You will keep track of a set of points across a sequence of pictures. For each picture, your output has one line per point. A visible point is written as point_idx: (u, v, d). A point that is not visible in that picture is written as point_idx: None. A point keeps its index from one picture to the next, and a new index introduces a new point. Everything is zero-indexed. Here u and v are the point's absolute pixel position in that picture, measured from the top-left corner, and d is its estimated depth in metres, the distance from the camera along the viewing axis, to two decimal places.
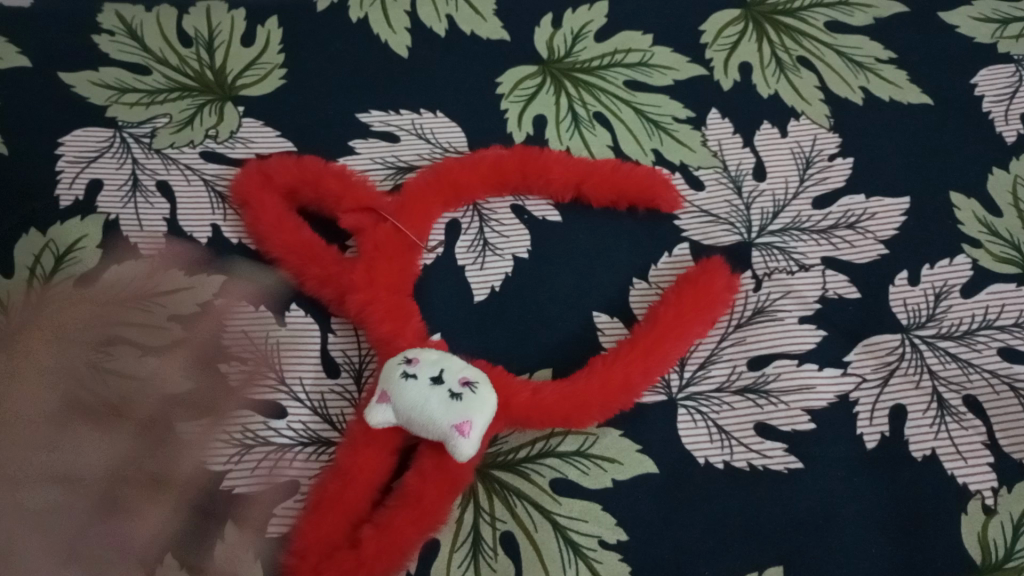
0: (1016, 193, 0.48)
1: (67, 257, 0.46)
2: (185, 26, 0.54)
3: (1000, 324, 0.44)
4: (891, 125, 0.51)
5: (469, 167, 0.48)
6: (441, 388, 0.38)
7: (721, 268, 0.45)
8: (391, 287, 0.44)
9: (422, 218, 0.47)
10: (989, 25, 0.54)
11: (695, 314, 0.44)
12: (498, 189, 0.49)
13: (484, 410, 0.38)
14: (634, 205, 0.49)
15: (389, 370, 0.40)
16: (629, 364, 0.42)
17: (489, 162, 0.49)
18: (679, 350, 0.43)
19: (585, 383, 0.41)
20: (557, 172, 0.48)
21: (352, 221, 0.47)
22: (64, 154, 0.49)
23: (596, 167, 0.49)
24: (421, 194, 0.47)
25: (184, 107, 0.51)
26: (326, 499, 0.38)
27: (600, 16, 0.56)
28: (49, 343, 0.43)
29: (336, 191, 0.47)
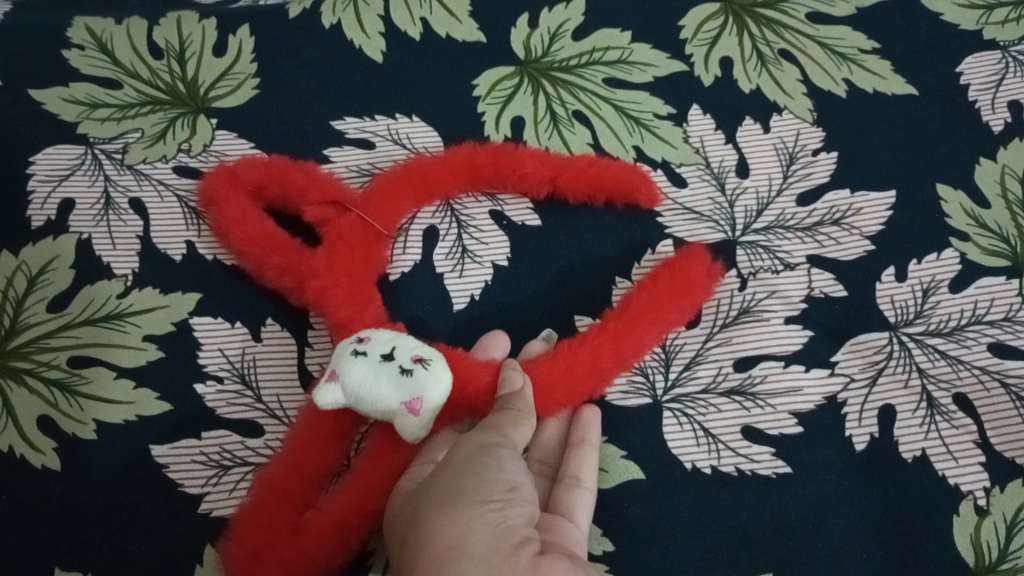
0: (1004, 184, 0.47)
1: (40, 279, 0.45)
2: (156, 38, 0.54)
3: (990, 319, 0.43)
4: (876, 117, 0.50)
5: (440, 158, 0.48)
6: (391, 365, 0.38)
7: (700, 252, 0.45)
8: (354, 276, 0.44)
9: (387, 209, 0.47)
10: (974, 12, 0.53)
11: (669, 300, 0.43)
12: (468, 181, 0.48)
13: (436, 387, 0.38)
14: (606, 197, 0.47)
15: (340, 349, 0.39)
16: (597, 350, 0.41)
17: (461, 158, 0.48)
18: (652, 341, 0.43)
19: (550, 365, 0.41)
20: (531, 168, 0.47)
21: (318, 212, 0.46)
22: (36, 173, 0.48)
23: (570, 160, 0.48)
24: (390, 185, 0.47)
25: (156, 120, 0.50)
26: (271, 484, 0.38)
27: (577, 14, 0.55)
28: (22, 367, 0.43)
29: (305, 182, 0.47)
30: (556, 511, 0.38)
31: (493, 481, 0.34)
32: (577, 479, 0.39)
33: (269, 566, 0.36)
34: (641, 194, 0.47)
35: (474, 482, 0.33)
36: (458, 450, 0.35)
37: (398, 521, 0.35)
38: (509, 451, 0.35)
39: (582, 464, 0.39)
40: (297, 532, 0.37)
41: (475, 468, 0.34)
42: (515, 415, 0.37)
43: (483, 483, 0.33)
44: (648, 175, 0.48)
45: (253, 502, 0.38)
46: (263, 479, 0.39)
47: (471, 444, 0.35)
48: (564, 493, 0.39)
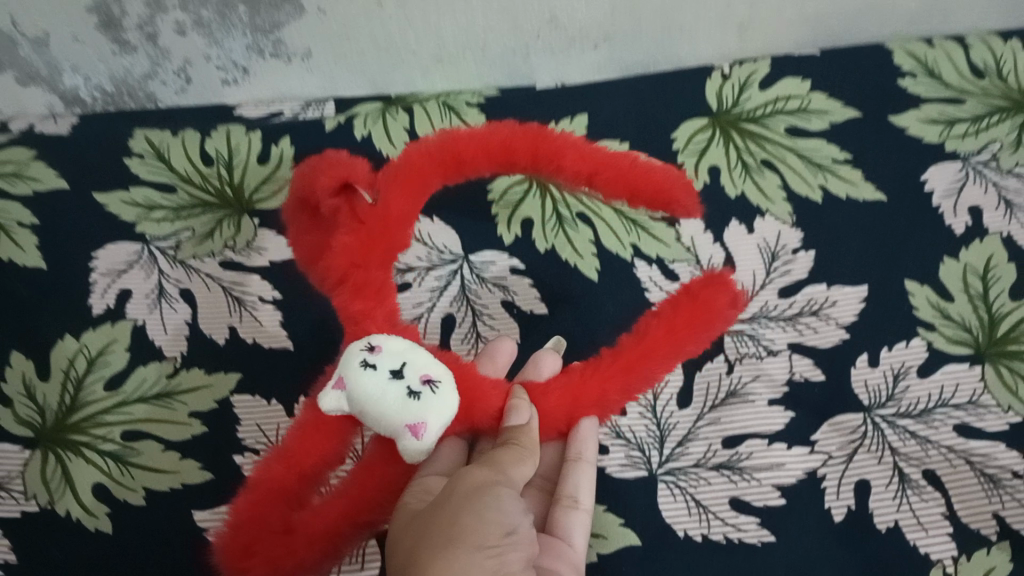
0: (966, 280, 0.52)
1: (99, 361, 0.50)
2: (207, 148, 0.60)
3: (955, 402, 0.48)
4: (849, 220, 0.55)
5: (470, 142, 0.49)
6: (400, 386, 0.38)
7: (728, 285, 0.48)
8: (369, 270, 0.45)
9: (414, 189, 0.48)
10: (936, 126, 0.59)
11: (689, 326, 0.46)
12: (501, 163, 0.50)
13: (439, 411, 0.39)
14: (636, 195, 0.51)
15: (350, 356, 0.39)
16: (605, 382, 0.44)
17: (499, 142, 0.50)
18: (669, 354, 0.45)
19: (557, 395, 0.44)
20: (567, 161, 0.50)
21: (344, 202, 0.47)
22: (98, 267, 0.54)
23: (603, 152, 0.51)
24: (422, 168, 0.49)
25: (205, 220, 0.56)
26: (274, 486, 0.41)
27: (581, 128, 0.61)
28: (81, 441, 0.48)
29: (336, 170, 0.47)
30: (556, 533, 0.43)
31: (492, 524, 0.37)
32: (575, 501, 0.44)
33: (262, 562, 0.39)
34: (676, 202, 0.51)
35: (474, 524, 0.37)
36: (459, 489, 0.39)
37: (394, 546, 0.38)
38: (510, 495, 0.39)
39: (580, 485, 0.44)
40: (292, 531, 0.40)
41: (475, 510, 0.37)
42: (516, 452, 0.41)
43: (483, 524, 0.37)
44: (682, 176, 0.52)
45: (250, 501, 0.41)
46: (263, 477, 0.41)
47: (471, 486, 0.39)
48: (561, 517, 0.44)
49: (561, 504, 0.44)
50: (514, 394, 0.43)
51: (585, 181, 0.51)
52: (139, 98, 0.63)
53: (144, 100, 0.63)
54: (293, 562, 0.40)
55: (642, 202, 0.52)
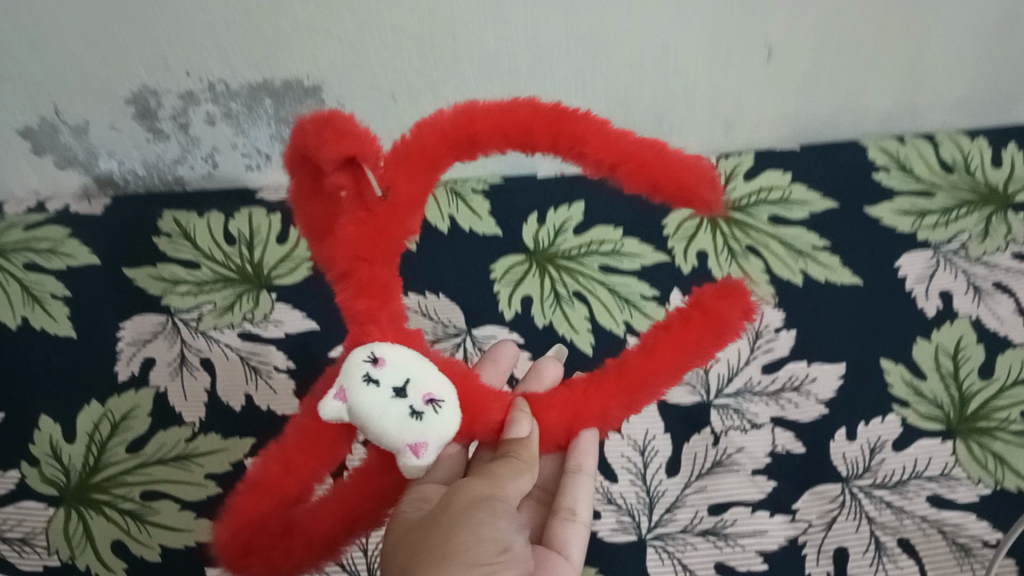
0: (938, 360, 0.56)
1: (122, 424, 0.54)
2: (230, 228, 0.64)
3: (928, 474, 0.51)
4: (829, 303, 0.59)
5: (491, 114, 0.37)
6: (402, 404, 0.33)
7: (738, 295, 0.39)
8: (374, 265, 0.37)
9: (419, 176, 0.37)
10: (908, 217, 0.63)
11: (693, 337, 0.39)
12: (517, 145, 0.37)
13: (442, 430, 0.34)
14: (661, 190, 0.37)
15: (351, 363, 0.34)
16: (606, 398, 0.39)
17: (515, 117, 0.37)
18: (676, 370, 0.39)
19: (558, 407, 0.39)
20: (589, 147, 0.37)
21: (348, 177, 0.36)
22: (124, 337, 0.58)
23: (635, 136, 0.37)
24: (436, 141, 0.37)
25: (226, 294, 0.60)
26: (272, 485, 0.36)
27: (579, 213, 0.65)
28: (102, 499, 0.51)
29: (342, 134, 0.35)
30: (552, 546, 0.42)
31: (490, 545, 0.33)
32: (572, 513, 0.43)
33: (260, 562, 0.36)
34: (696, 197, 0.38)
35: (471, 543, 0.33)
36: (453, 505, 0.35)
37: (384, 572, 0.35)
38: (504, 513, 0.35)
39: (577, 497, 0.43)
40: (291, 533, 0.36)
41: (472, 527, 0.34)
42: (515, 465, 0.37)
43: (479, 544, 0.33)
44: (712, 174, 0.38)
45: (247, 500, 0.35)
46: (262, 473, 0.36)
47: (464, 503, 0.35)
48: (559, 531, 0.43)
49: (560, 516, 0.43)
50: (515, 405, 0.39)
51: (612, 168, 0.37)
52: (168, 182, 0.67)
53: (173, 184, 0.68)
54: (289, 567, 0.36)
55: (663, 198, 0.38)
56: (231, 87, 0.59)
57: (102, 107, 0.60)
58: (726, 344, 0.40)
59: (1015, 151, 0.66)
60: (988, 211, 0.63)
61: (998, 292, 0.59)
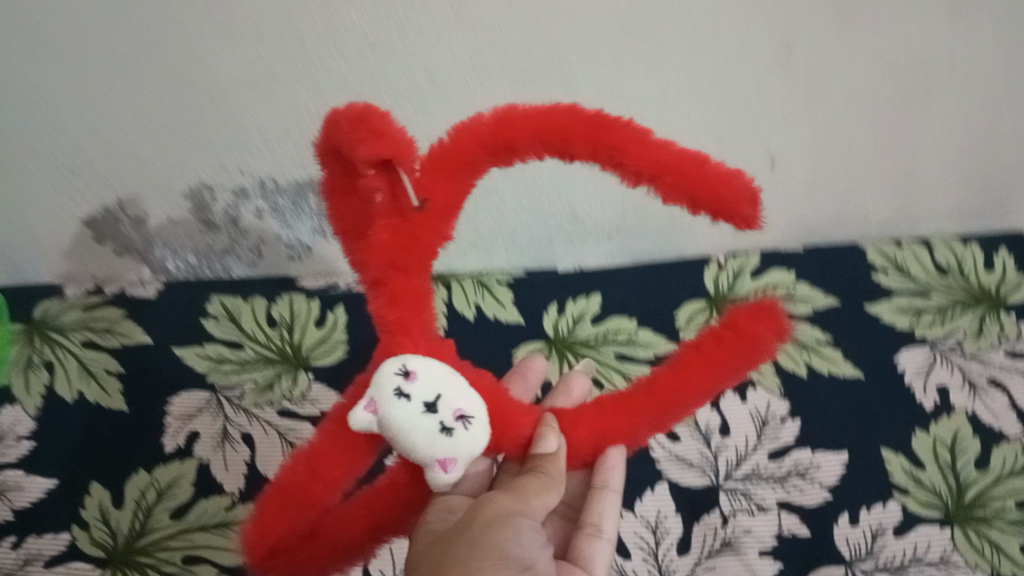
0: (936, 452, 0.59)
1: (166, 492, 0.59)
2: (272, 311, 0.69)
3: (928, 559, 0.55)
4: (831, 394, 0.62)
5: (530, 125, 0.37)
6: (433, 421, 0.34)
7: (772, 317, 0.40)
8: (409, 272, 0.38)
9: (454, 184, 0.38)
10: (906, 315, 0.67)
11: (724, 359, 0.40)
12: (555, 150, 0.37)
13: (471, 447, 0.36)
14: (699, 205, 0.36)
15: (383, 377, 0.35)
16: (635, 417, 0.40)
17: (556, 125, 0.36)
18: (706, 388, 0.40)
19: (587, 424, 0.41)
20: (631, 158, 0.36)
21: (383, 181, 0.36)
22: (172, 411, 0.63)
23: (675, 146, 0.36)
24: (474, 151, 0.37)
25: (267, 373, 0.65)
26: (299, 495, 0.36)
27: (595, 304, 0.70)
28: (146, 562, 0.56)
29: (379, 136, 0.34)
30: (579, 562, 0.46)
31: (512, 561, 0.37)
32: (598, 530, 0.47)
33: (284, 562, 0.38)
34: (735, 214, 0.36)
35: (495, 559, 0.36)
36: (480, 519, 0.38)
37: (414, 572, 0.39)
38: (527, 530, 0.38)
39: (604, 511, 0.47)
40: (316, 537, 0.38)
41: (495, 541, 0.37)
42: (541, 482, 0.39)
43: (503, 560, 0.37)
44: (754, 187, 0.37)
45: (275, 504, 0.36)
46: (290, 482, 0.36)
47: (490, 518, 0.38)
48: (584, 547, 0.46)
49: (585, 532, 0.47)
50: (544, 420, 0.40)
51: (648, 180, 0.36)
52: (216, 270, 0.73)
53: (220, 271, 0.73)
54: (315, 564, 0.39)
55: (704, 211, 0.37)
56: (279, 184, 0.65)
57: (162, 200, 0.67)
58: (754, 365, 0.41)
59: (1006, 257, 0.71)
60: (981, 312, 0.67)
61: (992, 388, 0.62)
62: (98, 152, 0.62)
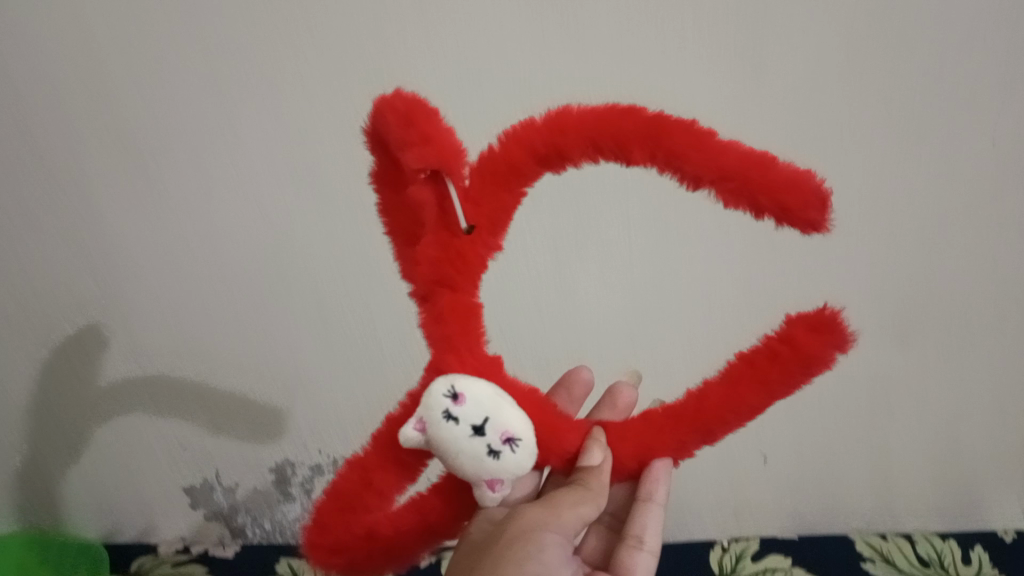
0: None
1: None
2: None
3: None
4: None
5: (584, 126, 0.42)
6: (481, 443, 0.40)
7: (833, 329, 0.41)
8: (454, 288, 0.44)
9: (499, 196, 0.44)
10: None
11: (773, 373, 0.43)
12: (612, 151, 0.42)
13: (517, 467, 0.41)
14: (760, 208, 0.40)
15: (436, 398, 0.41)
16: (677, 431, 0.45)
17: (614, 129, 0.42)
18: (754, 402, 0.43)
19: (632, 436, 0.46)
20: (692, 160, 0.40)
21: (429, 191, 0.43)
22: None
23: (729, 143, 0.40)
24: (527, 156, 0.44)
25: None
26: (346, 500, 0.44)
27: None
28: None
29: (422, 147, 0.41)
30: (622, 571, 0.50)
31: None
32: (640, 541, 0.51)
33: (343, 559, 0.45)
34: (799, 216, 0.39)
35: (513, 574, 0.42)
36: (508, 536, 0.45)
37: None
38: (549, 546, 0.44)
39: (645, 526, 0.50)
40: (373, 538, 0.44)
41: (516, 559, 0.43)
42: (579, 495, 0.44)
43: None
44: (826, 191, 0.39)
45: (330, 505, 0.44)
46: (342, 489, 0.44)
47: (516, 536, 0.44)
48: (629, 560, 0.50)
49: (629, 544, 0.51)
50: (592, 433, 0.45)
51: (701, 182, 0.41)
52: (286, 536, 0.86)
53: (287, 535, 0.85)
54: (374, 559, 0.45)
55: (769, 215, 0.40)
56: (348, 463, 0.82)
57: (247, 472, 0.85)
58: (814, 377, 0.43)
59: (981, 552, 0.79)
60: None
61: None
62: (204, 435, 0.84)
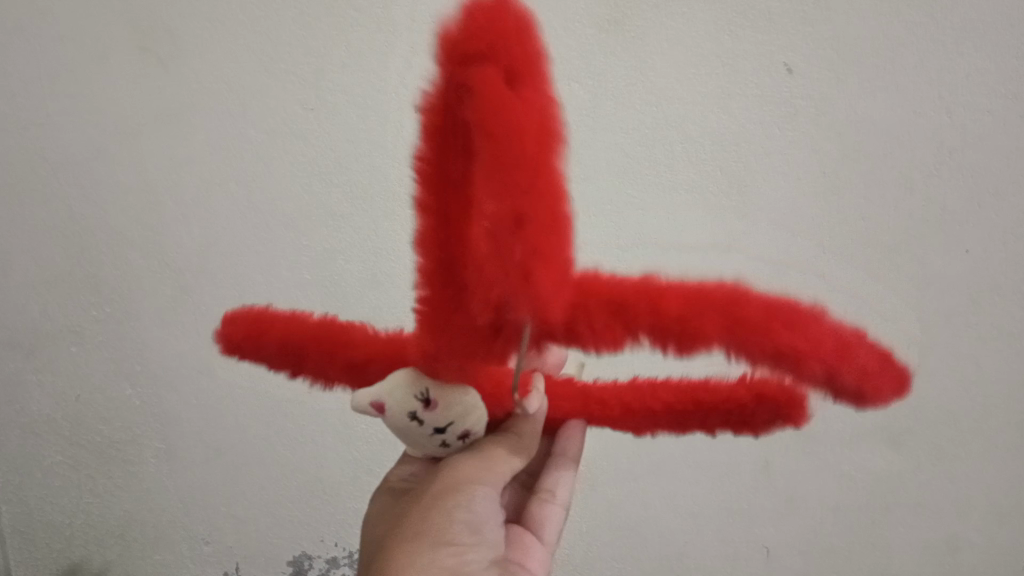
0: None
1: None
2: None
3: None
4: None
5: (630, 308, 0.35)
6: (439, 440, 0.42)
7: (801, 415, 0.42)
8: (450, 363, 0.39)
9: (551, 331, 0.36)
10: None
11: (720, 430, 0.44)
12: (691, 345, 0.34)
13: (460, 445, 0.44)
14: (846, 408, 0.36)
15: (405, 391, 0.40)
16: (615, 420, 0.47)
17: (700, 332, 0.34)
18: (683, 432, 0.45)
19: (571, 398, 0.48)
20: (808, 376, 0.34)
21: (480, 321, 0.34)
22: None
23: (803, 338, 0.33)
24: (572, 324, 0.36)
25: None
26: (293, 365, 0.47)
27: None
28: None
29: (495, 302, 0.30)
30: (536, 519, 0.58)
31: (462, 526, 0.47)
32: (551, 494, 0.59)
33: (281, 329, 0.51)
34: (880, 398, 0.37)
35: (446, 525, 0.47)
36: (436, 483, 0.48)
37: (393, 530, 0.49)
38: (486, 501, 0.48)
39: (558, 482, 0.59)
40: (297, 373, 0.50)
41: (448, 509, 0.47)
42: (512, 446, 0.47)
43: (455, 528, 0.47)
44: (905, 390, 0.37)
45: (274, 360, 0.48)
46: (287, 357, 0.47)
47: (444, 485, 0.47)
48: (543, 513, 0.58)
49: (542, 497, 0.59)
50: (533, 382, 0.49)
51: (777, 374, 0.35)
52: None
53: None
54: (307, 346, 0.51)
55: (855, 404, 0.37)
56: None
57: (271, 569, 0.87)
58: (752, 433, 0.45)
59: None
60: None
61: None
62: (226, 537, 0.87)
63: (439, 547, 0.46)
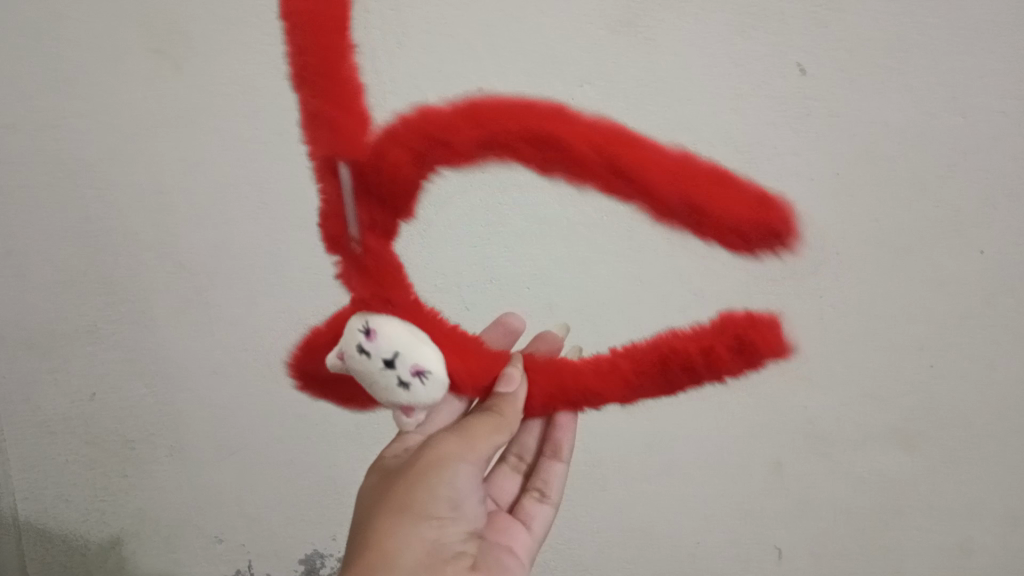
0: None
1: None
2: None
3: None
4: None
5: (419, 151, 0.52)
6: (394, 375, 0.50)
7: (777, 347, 0.57)
8: (393, 293, 0.54)
9: (383, 160, 0.52)
10: None
11: (690, 378, 0.55)
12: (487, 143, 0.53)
13: (424, 397, 0.51)
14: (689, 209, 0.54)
15: (355, 333, 0.51)
16: (603, 376, 0.55)
17: (523, 135, 0.53)
18: (660, 392, 0.56)
19: (547, 378, 0.57)
20: (465, 129, 0.53)
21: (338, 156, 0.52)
22: None
23: (556, 125, 0.54)
24: (381, 176, 0.52)
25: None
26: None
27: None
28: None
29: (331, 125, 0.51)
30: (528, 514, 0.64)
31: (441, 500, 0.53)
32: (545, 494, 0.65)
33: None
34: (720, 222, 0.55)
35: (425, 498, 0.52)
36: (423, 459, 0.53)
37: (378, 498, 0.55)
38: (462, 478, 0.53)
39: (555, 480, 0.65)
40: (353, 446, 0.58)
41: (430, 485, 0.52)
42: (491, 423, 0.53)
43: (431, 501, 0.52)
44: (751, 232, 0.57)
45: None
46: None
47: (429, 461, 0.53)
48: (531, 510, 0.64)
49: (534, 495, 0.65)
50: (510, 363, 0.57)
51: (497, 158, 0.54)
52: None
53: None
54: None
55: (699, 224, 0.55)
56: None
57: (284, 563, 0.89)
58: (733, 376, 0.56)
59: None
60: None
61: None
62: (241, 532, 0.88)
63: (425, 520, 0.52)
